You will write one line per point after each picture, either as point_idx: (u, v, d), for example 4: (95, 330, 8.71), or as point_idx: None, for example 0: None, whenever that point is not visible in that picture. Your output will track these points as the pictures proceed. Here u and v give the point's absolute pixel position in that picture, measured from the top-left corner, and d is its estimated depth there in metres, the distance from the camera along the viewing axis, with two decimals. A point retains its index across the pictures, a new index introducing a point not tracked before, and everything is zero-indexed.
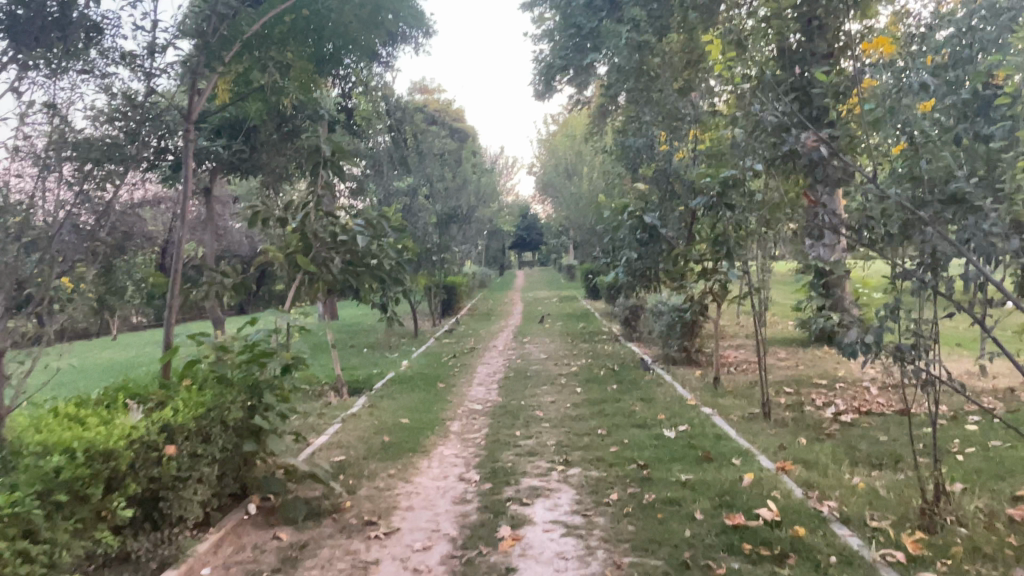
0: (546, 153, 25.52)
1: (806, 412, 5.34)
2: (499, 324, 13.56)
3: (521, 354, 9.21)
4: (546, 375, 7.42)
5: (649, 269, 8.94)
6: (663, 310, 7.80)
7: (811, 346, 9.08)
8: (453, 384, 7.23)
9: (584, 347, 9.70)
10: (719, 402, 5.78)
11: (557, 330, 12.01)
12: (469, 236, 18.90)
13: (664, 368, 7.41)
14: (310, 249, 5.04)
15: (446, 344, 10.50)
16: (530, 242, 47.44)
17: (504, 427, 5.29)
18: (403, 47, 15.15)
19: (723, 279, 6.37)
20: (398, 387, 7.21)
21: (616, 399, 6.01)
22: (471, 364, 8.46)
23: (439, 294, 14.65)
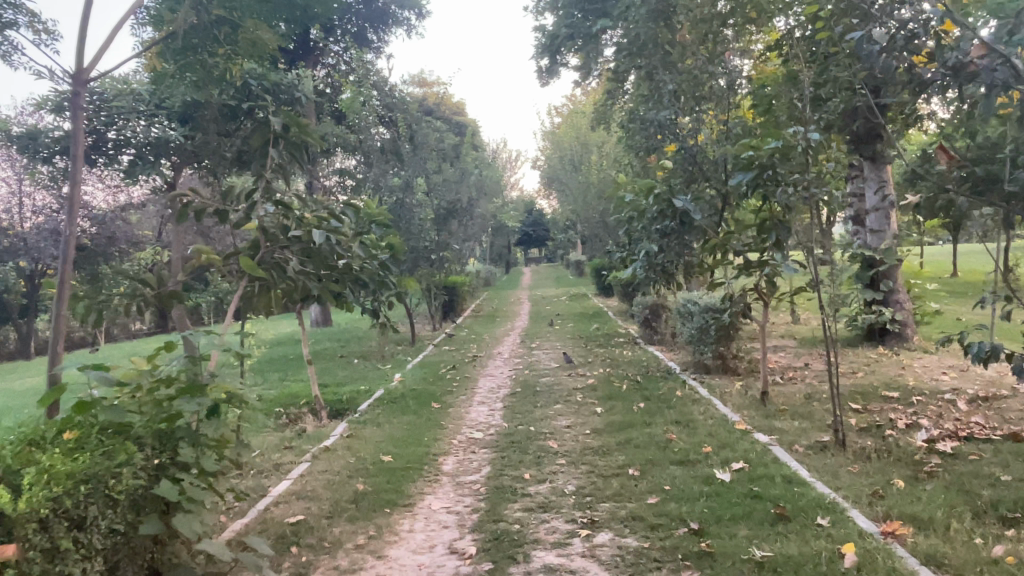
0: (550, 146, 24.45)
1: (889, 438, 4.27)
2: (506, 326, 12.51)
3: (530, 362, 8.15)
4: (559, 391, 6.35)
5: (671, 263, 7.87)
6: (692, 311, 6.72)
7: (861, 346, 7.98)
8: (450, 403, 6.17)
9: (599, 353, 8.62)
10: (775, 426, 4.69)
11: (568, 332, 10.93)
12: (472, 233, 17.85)
13: (697, 380, 6.33)
14: (257, 249, 3.94)
15: (446, 352, 9.45)
16: (536, 237, 46.35)
17: (510, 467, 4.21)
18: (394, 31, 14.07)
19: (771, 273, 5.27)
20: (388, 408, 6.15)
21: (647, 423, 4.93)
22: (473, 377, 7.39)
23: (439, 295, 13.61)
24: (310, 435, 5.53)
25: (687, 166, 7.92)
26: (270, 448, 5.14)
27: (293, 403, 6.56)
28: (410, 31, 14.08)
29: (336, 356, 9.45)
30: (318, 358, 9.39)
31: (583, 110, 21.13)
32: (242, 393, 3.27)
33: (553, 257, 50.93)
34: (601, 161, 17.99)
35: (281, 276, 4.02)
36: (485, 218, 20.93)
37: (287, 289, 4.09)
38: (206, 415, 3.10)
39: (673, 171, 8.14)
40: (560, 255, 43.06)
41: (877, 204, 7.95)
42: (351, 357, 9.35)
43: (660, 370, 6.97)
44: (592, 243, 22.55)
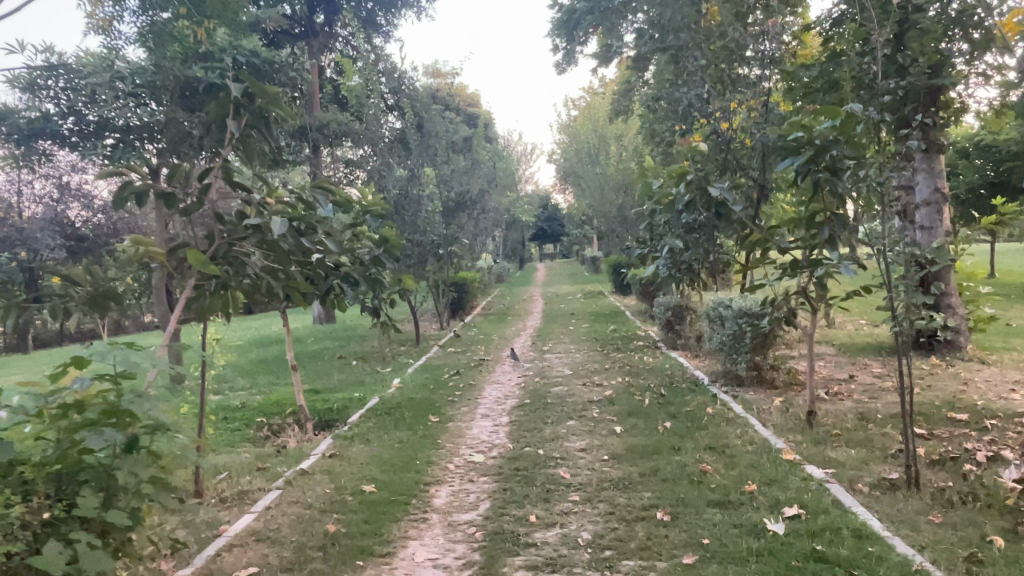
0: (567, 139, 23.70)
1: (972, 476, 3.52)
2: (516, 326, 11.83)
3: (541, 368, 7.45)
4: (573, 404, 5.65)
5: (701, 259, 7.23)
6: (724, 315, 6.00)
7: (908, 355, 7.20)
8: (450, 416, 5.48)
9: (617, 358, 7.91)
10: (828, 457, 3.96)
11: (583, 333, 10.22)
12: (484, 227, 17.18)
13: (729, 394, 5.60)
14: (211, 243, 3.26)
15: (452, 354, 8.78)
16: (551, 233, 45.49)
17: (513, 505, 3.52)
18: (404, 14, 13.39)
19: (822, 276, 4.54)
20: (380, 421, 5.49)
21: (675, 449, 4.22)
22: (478, 385, 6.70)
23: (448, 292, 12.94)
24: (291, 453, 4.88)
25: (720, 154, 7.15)
26: (240, 470, 4.49)
27: (277, 413, 5.90)
28: (421, 14, 13.38)
29: (334, 358, 8.80)
30: (314, 359, 8.76)
31: (601, 102, 20.30)
32: (174, 422, 2.61)
33: (567, 253, 50.09)
34: (620, 154, 17.22)
35: (241, 272, 3.35)
36: (498, 213, 20.20)
37: (248, 289, 3.43)
38: (122, 450, 2.44)
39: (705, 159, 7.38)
40: (575, 251, 42.19)
41: (929, 198, 7.23)
42: (349, 359, 8.70)
43: (686, 381, 6.24)
44: (609, 239, 21.75)
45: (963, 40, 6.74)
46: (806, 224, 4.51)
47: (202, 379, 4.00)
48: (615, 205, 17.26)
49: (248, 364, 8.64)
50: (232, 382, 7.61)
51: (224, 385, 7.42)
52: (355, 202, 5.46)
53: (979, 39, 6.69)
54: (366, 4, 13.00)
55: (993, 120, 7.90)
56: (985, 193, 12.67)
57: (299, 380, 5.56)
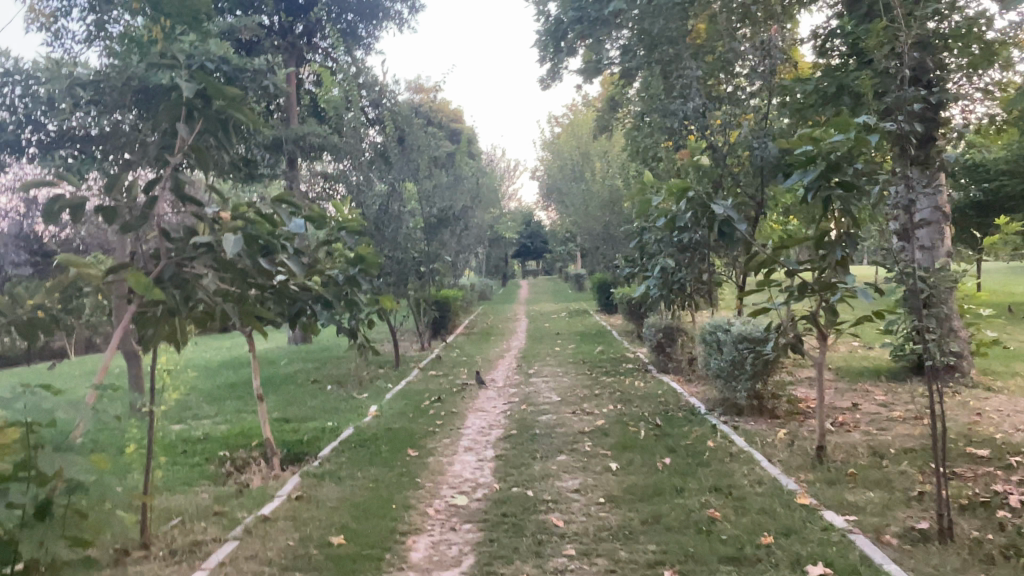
0: (550, 155, 23.47)
1: (1010, 527, 3.18)
2: (500, 346, 11.43)
3: (527, 394, 7.04)
4: (562, 436, 5.25)
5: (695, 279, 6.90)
6: (721, 341, 5.66)
7: (909, 380, 6.90)
8: (430, 450, 5.05)
9: (607, 382, 7.53)
10: (847, 501, 3.60)
11: (570, 355, 9.84)
12: (466, 244, 16.80)
13: (729, 425, 5.23)
14: (156, 263, 2.85)
15: (432, 377, 8.35)
16: (534, 250, 45.23)
17: (501, 562, 3.11)
18: (386, 26, 13.07)
19: (834, 300, 4.20)
20: (354, 455, 5.04)
21: (678, 491, 3.84)
22: (460, 413, 6.28)
23: (430, 311, 12.51)
24: (254, 493, 4.44)
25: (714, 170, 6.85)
26: (195, 516, 4.01)
27: (242, 446, 5.43)
28: (403, 26, 13.09)
29: (307, 382, 8.33)
30: (287, 383, 8.27)
31: (586, 118, 20.11)
32: (98, 480, 2.23)
33: (550, 270, 49.82)
34: (605, 171, 17.00)
35: (192, 297, 2.93)
36: (480, 229, 19.86)
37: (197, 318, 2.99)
38: (32, 517, 2.08)
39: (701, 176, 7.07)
40: (558, 268, 41.93)
41: (930, 217, 6.98)
42: (323, 383, 8.22)
43: (681, 409, 5.88)
44: (593, 256, 21.48)
45: (965, 54, 6.52)
46: (816, 244, 4.18)
47: (150, 415, 3.55)
48: (599, 222, 16.99)
49: (216, 389, 8.12)
50: (197, 410, 7.11)
51: (189, 413, 6.93)
52: (329, 217, 5.06)
53: (980, 54, 6.48)
54: (346, 16, 12.67)
55: (991, 138, 7.71)
56: (972, 212, 12.57)
57: (266, 411, 5.11)
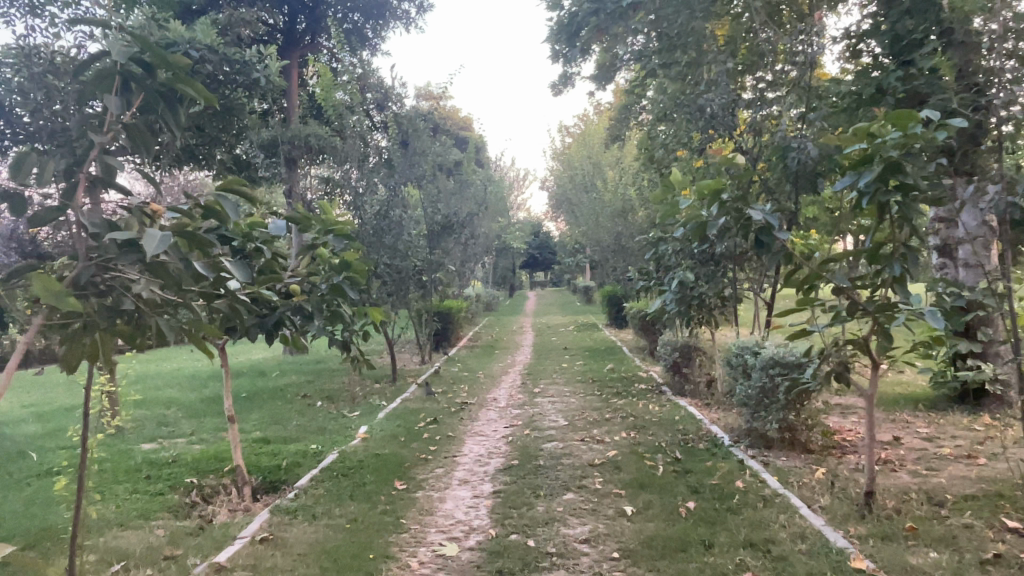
0: (560, 165, 22.99)
1: None
2: (504, 360, 10.87)
3: (531, 417, 6.45)
4: (569, 468, 4.65)
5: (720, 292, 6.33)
6: (749, 364, 5.06)
7: (952, 410, 6.29)
8: (421, 483, 4.48)
9: (618, 404, 6.94)
10: (911, 565, 3.00)
11: (577, 372, 9.27)
12: (472, 253, 16.28)
13: (758, 461, 4.64)
14: (72, 266, 2.29)
15: (430, 394, 7.79)
16: (542, 261, 44.70)
17: None
18: (392, 26, 12.63)
19: (886, 324, 3.62)
20: (334, 485, 4.47)
21: (707, 546, 3.25)
22: (456, 436, 5.71)
23: (431, 322, 11.96)
24: (216, 531, 3.88)
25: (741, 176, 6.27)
26: (142, 561, 3.45)
27: (211, 473, 4.86)
28: (410, 27, 12.65)
29: (296, 397, 7.77)
30: (274, 398, 7.71)
31: (598, 127, 19.64)
32: None
33: (557, 281, 49.25)
34: (617, 181, 16.49)
35: (120, 308, 2.38)
36: (487, 239, 19.34)
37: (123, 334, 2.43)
38: None
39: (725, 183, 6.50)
40: (567, 279, 41.38)
41: (975, 231, 6.37)
42: (314, 399, 7.66)
43: (703, 440, 5.27)
44: (602, 268, 20.92)
45: None
46: (868, 257, 3.60)
47: (84, 444, 3.01)
48: (610, 233, 16.45)
49: (199, 404, 7.58)
50: (174, 427, 6.57)
51: (166, 431, 6.38)
52: (314, 217, 4.53)
53: None
54: (352, 15, 12.21)
55: None
56: None
57: (237, 435, 4.55)
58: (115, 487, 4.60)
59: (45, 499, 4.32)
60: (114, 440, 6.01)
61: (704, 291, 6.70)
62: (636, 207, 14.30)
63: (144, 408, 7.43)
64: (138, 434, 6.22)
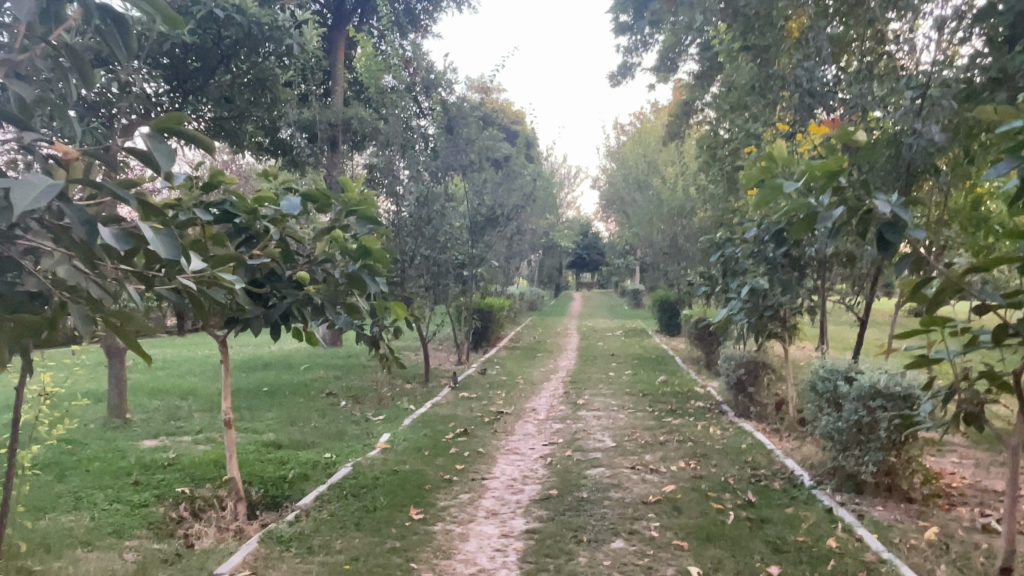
0: (614, 164, 22.17)
1: None
2: (546, 365, 10.13)
3: (574, 435, 5.70)
4: (617, 506, 3.90)
5: (799, 299, 5.53)
6: (840, 393, 4.22)
7: None
8: (441, 513, 3.79)
9: (673, 424, 6.14)
10: None
11: (626, 382, 8.48)
12: (518, 250, 15.60)
13: (850, 513, 3.79)
14: None
15: (463, 400, 7.11)
16: (590, 261, 43.69)
17: None
18: (445, 7, 12.06)
19: None
20: (341, 509, 3.80)
21: None
22: (487, 454, 5.00)
23: (471, 320, 11.30)
24: (193, 559, 3.26)
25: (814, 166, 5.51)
26: None
27: (207, 484, 4.27)
28: (462, 7, 12.04)
29: (320, 396, 7.20)
30: (296, 395, 7.16)
31: (656, 126, 18.81)
32: None
33: (605, 283, 48.18)
34: (674, 181, 15.57)
35: (21, 289, 1.73)
36: (533, 236, 18.63)
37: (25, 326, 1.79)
38: None
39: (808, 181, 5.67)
40: (615, 281, 40.31)
41: None
42: (338, 398, 7.07)
43: (779, 479, 4.45)
44: (653, 271, 19.96)
45: None
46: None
47: (13, 458, 2.39)
48: (664, 234, 15.54)
49: (216, 397, 7.06)
50: (184, 423, 6.05)
51: (175, 426, 5.87)
52: (335, 195, 3.91)
53: None
54: None
55: None
56: None
57: (233, 443, 3.94)
58: (97, 495, 4.04)
59: (17, 505, 3.80)
60: (116, 434, 5.52)
61: (778, 301, 5.85)
62: (695, 207, 13.37)
63: (160, 399, 6.97)
64: (144, 430, 5.73)
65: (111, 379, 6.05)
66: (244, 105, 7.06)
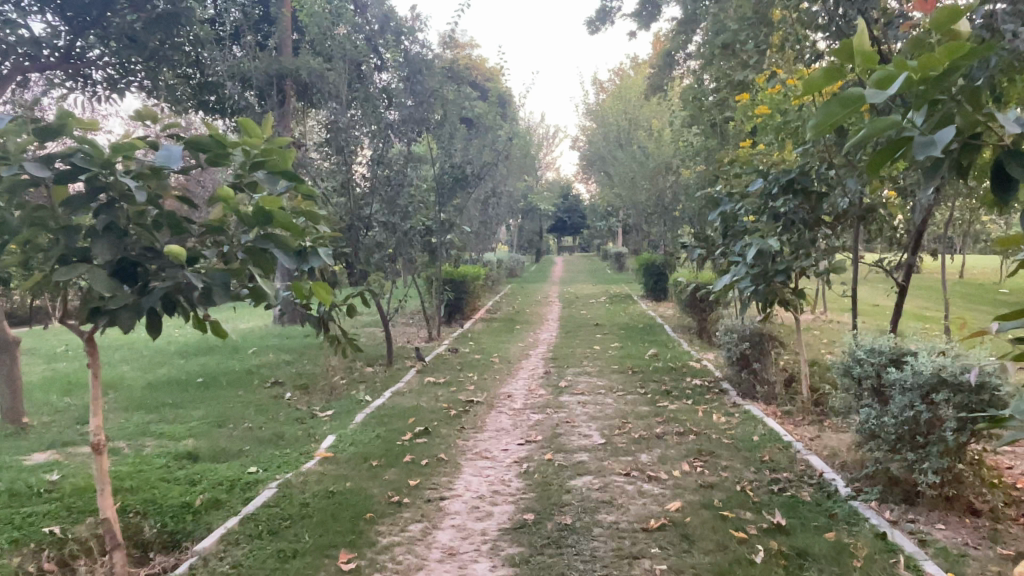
0: (593, 122, 21.09)
1: None
2: (525, 340, 9.23)
3: (555, 429, 4.83)
4: (610, 536, 3.03)
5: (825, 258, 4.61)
6: (885, 380, 3.38)
7: None
8: (384, 556, 2.90)
9: (668, 410, 5.28)
10: None
11: (612, 357, 7.61)
12: (492, 214, 14.60)
13: (909, 538, 2.95)
14: None
15: (428, 386, 6.19)
16: (571, 225, 42.64)
17: None
18: None
19: None
20: (251, 557, 2.89)
21: None
22: (449, 460, 4.11)
23: (442, 292, 10.35)
24: None
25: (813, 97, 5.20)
26: None
27: (86, 520, 3.34)
28: None
29: (262, 386, 6.24)
30: (235, 386, 6.21)
31: (636, 80, 17.78)
32: None
33: (586, 247, 47.31)
34: (659, 136, 14.59)
35: None
36: (510, 199, 17.58)
37: None
38: None
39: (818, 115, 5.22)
40: (598, 244, 39.36)
41: None
42: (283, 389, 6.14)
43: (806, 486, 3.62)
44: (637, 233, 19.07)
45: None
46: None
47: None
48: (648, 193, 14.62)
49: (141, 391, 6.09)
50: (91, 426, 5.09)
51: (79, 433, 4.91)
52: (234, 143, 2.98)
53: None
54: None
55: None
56: None
57: (107, 471, 3.01)
58: None
59: None
60: (2, 446, 4.56)
61: (791, 265, 4.99)
62: (681, 163, 12.45)
63: (74, 396, 5.99)
64: (38, 439, 4.76)
65: (1, 379, 5.05)
66: (157, 48, 6.00)
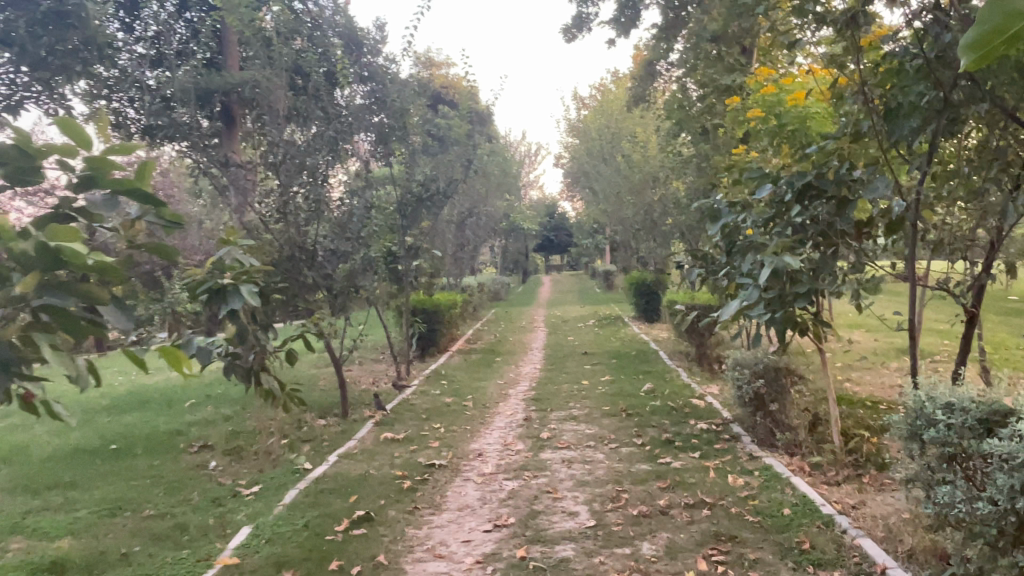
0: (575, 137, 20.29)
1: None
2: (504, 376, 8.23)
3: (533, 504, 3.83)
4: None
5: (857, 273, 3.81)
6: (980, 451, 2.42)
7: None
8: None
9: (672, 469, 4.30)
10: None
11: (603, 395, 6.63)
12: (471, 236, 13.67)
13: None
14: None
15: (384, 444, 5.19)
16: (557, 243, 41.79)
17: None
18: None
19: None
20: None
21: None
22: (391, 564, 3.12)
23: (413, 324, 9.36)
24: None
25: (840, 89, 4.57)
26: None
27: None
28: None
29: (186, 453, 5.21)
30: (153, 454, 5.18)
31: (619, 91, 16.99)
32: None
33: (575, 265, 46.46)
34: (644, 148, 13.74)
35: None
36: (490, 219, 16.66)
37: None
38: None
39: (819, 129, 4.85)
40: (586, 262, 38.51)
41: None
42: (210, 455, 5.12)
43: None
44: (626, 250, 18.15)
45: None
46: None
47: None
48: (635, 208, 13.75)
49: (39, 463, 5.06)
50: None
51: None
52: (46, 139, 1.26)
53: None
54: None
55: None
56: None
57: None
58: None
59: None
60: None
61: (816, 286, 4.06)
62: (670, 175, 11.59)
63: None
64: None
65: None
66: (46, 56, 5.06)
